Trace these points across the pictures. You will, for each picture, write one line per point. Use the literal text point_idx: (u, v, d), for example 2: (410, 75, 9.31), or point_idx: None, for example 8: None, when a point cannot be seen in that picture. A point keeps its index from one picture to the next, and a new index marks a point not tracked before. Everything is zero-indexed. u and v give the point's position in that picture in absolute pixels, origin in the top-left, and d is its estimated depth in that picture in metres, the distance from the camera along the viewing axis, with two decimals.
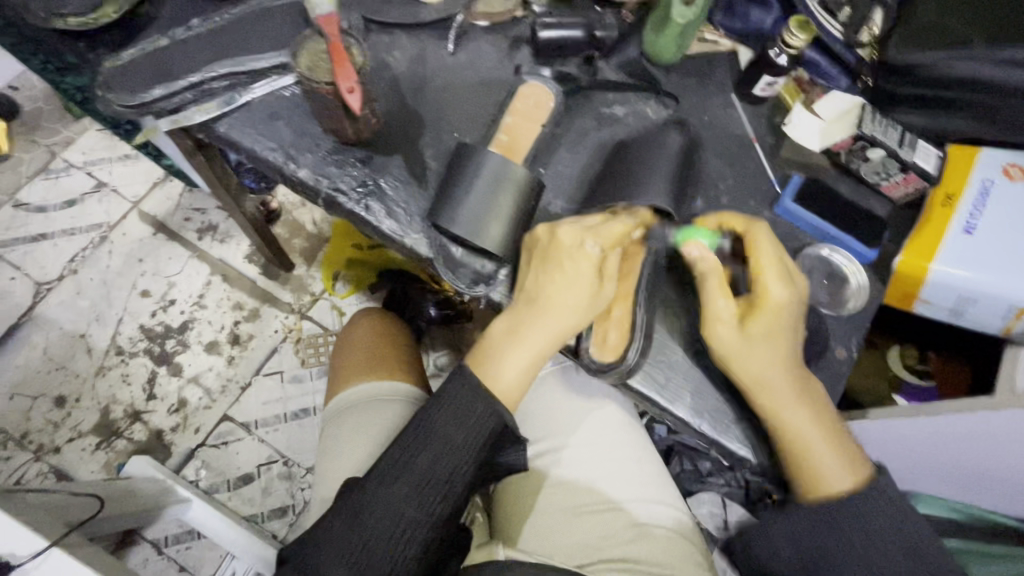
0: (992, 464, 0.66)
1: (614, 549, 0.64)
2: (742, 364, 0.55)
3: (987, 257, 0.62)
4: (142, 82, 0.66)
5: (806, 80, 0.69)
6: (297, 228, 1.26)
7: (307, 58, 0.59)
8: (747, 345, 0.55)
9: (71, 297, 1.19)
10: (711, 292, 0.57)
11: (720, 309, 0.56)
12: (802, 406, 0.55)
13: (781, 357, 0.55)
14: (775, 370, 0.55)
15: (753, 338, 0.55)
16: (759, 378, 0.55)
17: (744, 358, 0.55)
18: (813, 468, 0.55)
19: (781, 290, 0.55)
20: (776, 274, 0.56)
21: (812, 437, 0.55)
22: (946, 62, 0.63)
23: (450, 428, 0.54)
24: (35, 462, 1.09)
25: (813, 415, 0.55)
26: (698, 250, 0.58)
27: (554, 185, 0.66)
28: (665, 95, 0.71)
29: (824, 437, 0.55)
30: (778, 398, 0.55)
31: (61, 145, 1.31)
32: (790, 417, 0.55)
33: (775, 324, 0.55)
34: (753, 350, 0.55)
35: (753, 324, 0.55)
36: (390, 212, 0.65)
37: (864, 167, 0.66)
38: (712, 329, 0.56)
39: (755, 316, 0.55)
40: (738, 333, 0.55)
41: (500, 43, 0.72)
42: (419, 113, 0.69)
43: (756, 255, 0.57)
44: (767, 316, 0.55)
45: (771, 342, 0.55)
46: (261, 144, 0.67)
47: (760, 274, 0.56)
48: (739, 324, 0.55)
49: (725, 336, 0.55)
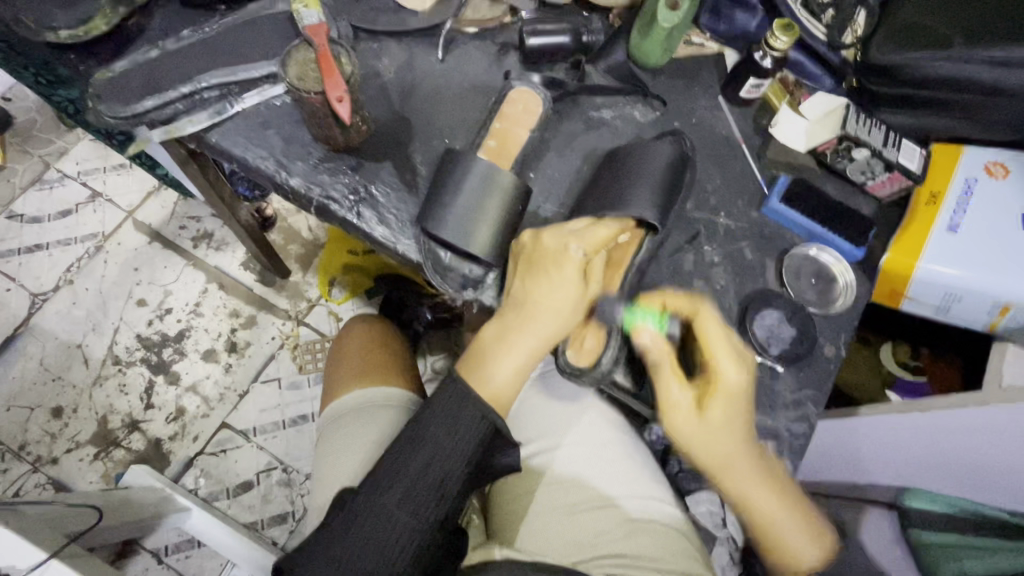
0: (986, 456, 0.66)
1: (609, 545, 0.64)
2: (705, 449, 0.56)
3: (972, 255, 0.63)
4: (134, 93, 0.67)
5: (791, 81, 0.71)
6: (293, 234, 1.27)
7: (296, 69, 0.60)
8: (705, 433, 0.55)
9: (67, 307, 1.19)
10: (665, 382, 0.56)
11: (677, 401, 0.56)
12: (762, 484, 0.56)
13: (735, 443, 0.55)
14: (732, 453, 0.56)
15: (710, 424, 0.55)
16: (719, 461, 0.56)
17: (702, 445, 0.56)
18: (775, 537, 0.58)
19: (732, 372, 0.55)
20: (727, 356, 0.55)
21: (774, 510, 0.57)
22: (928, 63, 0.63)
23: (442, 432, 0.55)
24: (34, 473, 1.09)
25: (773, 489, 0.57)
26: (648, 337, 0.58)
27: (544, 190, 0.67)
28: (653, 97, 0.72)
29: (785, 505, 0.57)
30: (735, 477, 0.56)
31: (55, 156, 1.31)
32: (751, 495, 0.56)
33: (732, 408, 0.55)
34: (710, 439, 0.55)
35: (711, 413, 0.55)
36: (382, 219, 0.66)
37: (850, 167, 0.67)
38: (670, 418, 0.56)
39: (712, 404, 0.55)
40: (698, 422, 0.55)
41: (488, 49, 0.73)
42: (410, 120, 0.69)
43: (707, 341, 0.56)
44: (722, 403, 0.55)
45: (728, 429, 0.55)
46: (253, 153, 0.68)
47: (713, 360, 0.55)
48: (698, 413, 0.55)
49: (684, 427, 0.56)
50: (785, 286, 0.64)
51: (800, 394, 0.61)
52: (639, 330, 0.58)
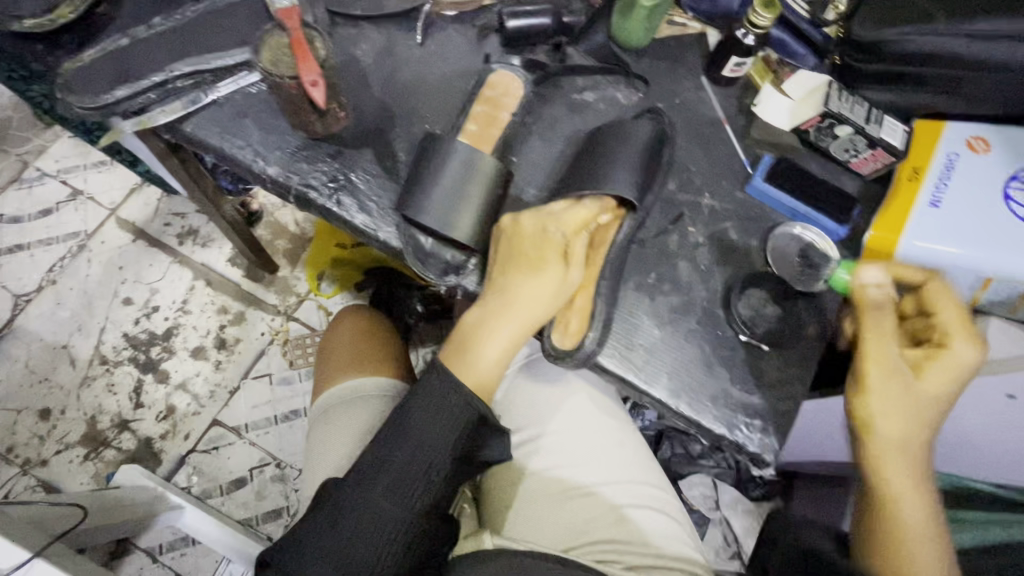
0: (985, 435, 0.65)
1: (600, 531, 0.64)
2: (892, 412, 0.53)
3: (957, 227, 0.60)
4: (104, 83, 0.65)
5: (774, 59, 0.70)
6: (280, 228, 1.25)
7: (268, 54, 0.58)
8: (909, 397, 0.53)
9: (51, 308, 1.17)
10: (888, 332, 0.54)
11: (891, 354, 0.54)
12: (920, 481, 0.54)
13: (924, 423, 0.54)
14: (914, 436, 0.53)
15: (918, 392, 0.53)
16: (902, 440, 0.53)
17: (900, 410, 0.53)
18: (908, 551, 0.52)
19: (969, 356, 0.54)
20: (966, 340, 0.55)
21: (921, 517, 0.53)
22: (910, 38, 0.63)
23: (425, 422, 0.54)
24: (24, 476, 1.07)
25: (925, 491, 0.54)
26: (868, 281, 0.57)
27: (527, 174, 0.67)
28: (636, 78, 0.71)
29: (931, 517, 0.53)
30: (895, 451, 0.54)
31: (33, 155, 1.29)
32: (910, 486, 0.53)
33: (944, 385, 0.54)
34: (909, 403, 0.53)
35: (928, 381, 0.54)
36: (363, 207, 0.65)
37: (833, 144, 0.67)
38: (887, 371, 0.53)
39: (929, 374, 0.54)
40: (909, 384, 0.54)
41: (468, 32, 0.72)
42: (390, 106, 0.68)
43: (946, 315, 0.56)
44: (938, 379, 0.54)
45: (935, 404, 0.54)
46: (230, 143, 0.66)
47: (948, 331, 0.55)
48: (911, 374, 0.54)
49: (884, 379, 0.53)
50: (771, 265, 0.64)
51: (786, 372, 0.61)
52: (862, 270, 0.58)
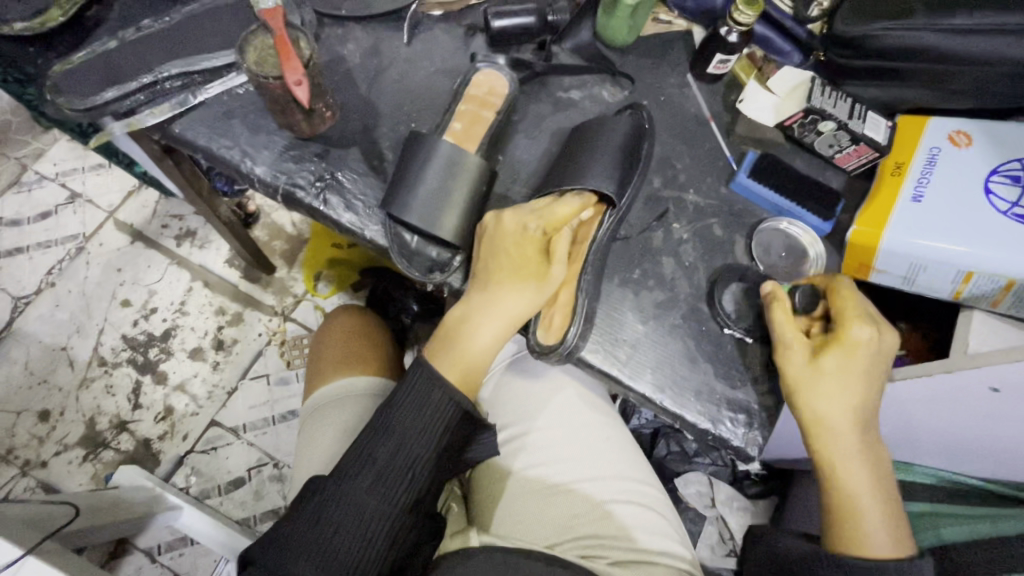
0: (973, 431, 0.64)
1: (585, 527, 0.64)
2: (806, 395, 0.54)
3: (939, 221, 0.60)
4: (94, 85, 0.65)
5: (759, 55, 0.71)
6: (276, 230, 1.26)
7: (253, 55, 0.59)
8: (818, 380, 0.54)
9: (51, 310, 1.18)
10: (780, 325, 0.57)
11: (789, 342, 0.56)
12: (860, 458, 0.54)
13: (845, 400, 0.53)
14: (839, 415, 0.54)
15: (825, 374, 0.54)
16: (822, 421, 0.54)
17: (809, 392, 0.54)
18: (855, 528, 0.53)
19: (862, 331, 0.54)
20: (856, 318, 0.55)
21: (864, 493, 0.53)
22: (891, 33, 0.63)
23: (409, 416, 0.55)
24: (23, 477, 1.08)
25: (867, 468, 0.54)
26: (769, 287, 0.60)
27: (513, 172, 0.67)
28: (621, 76, 0.72)
29: (876, 490, 0.54)
30: (820, 433, 0.54)
31: (32, 158, 1.30)
32: (844, 464, 0.54)
33: (851, 363, 0.54)
34: (818, 386, 0.54)
35: (829, 363, 0.54)
36: (349, 205, 0.65)
37: (817, 140, 0.67)
38: (781, 363, 0.56)
39: (835, 356, 0.54)
40: (812, 367, 0.55)
41: (455, 32, 0.72)
42: (376, 105, 0.69)
43: (838, 300, 0.57)
44: (844, 358, 0.54)
45: (843, 382, 0.54)
46: (217, 143, 0.67)
47: (842, 312, 0.56)
48: (813, 358, 0.55)
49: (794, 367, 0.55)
50: (755, 261, 0.64)
51: (769, 367, 0.61)
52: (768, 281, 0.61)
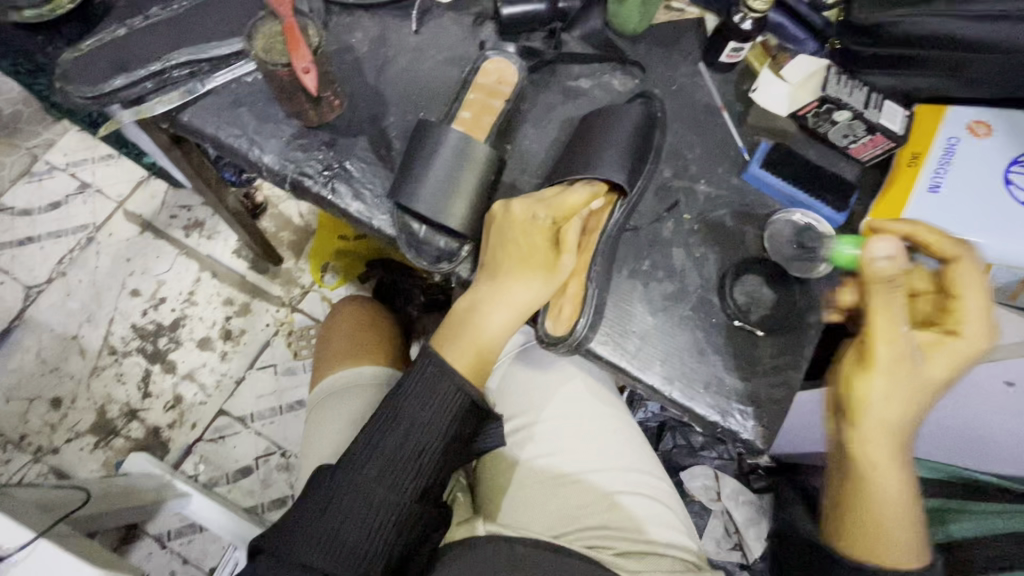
0: (984, 425, 0.64)
1: (592, 517, 0.65)
2: (892, 394, 0.49)
3: (956, 213, 0.59)
4: (102, 72, 0.65)
5: (773, 44, 0.69)
6: (284, 220, 1.26)
7: (262, 41, 0.58)
8: (912, 382, 0.49)
9: (62, 299, 1.19)
10: (892, 309, 0.48)
11: (901, 333, 0.48)
12: (902, 468, 0.52)
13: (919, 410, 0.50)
14: (905, 417, 0.50)
15: (924, 375, 0.50)
16: (888, 423, 0.50)
17: (894, 391, 0.49)
18: (878, 527, 0.52)
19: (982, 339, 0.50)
20: (981, 322, 0.50)
21: (896, 503, 0.52)
22: (907, 20, 0.62)
23: (418, 406, 0.55)
24: (36, 463, 1.10)
25: (906, 479, 0.52)
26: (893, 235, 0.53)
27: (521, 161, 0.67)
28: (632, 64, 0.71)
29: (908, 503, 0.52)
30: (882, 435, 0.50)
31: (43, 148, 1.30)
32: (893, 471, 0.51)
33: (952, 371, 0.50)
34: (907, 388, 0.49)
35: (934, 365, 0.50)
36: (357, 194, 0.65)
37: (832, 130, 0.66)
38: (881, 352, 0.48)
39: (940, 357, 0.50)
40: (915, 364, 0.50)
41: (463, 20, 0.72)
42: (384, 93, 0.68)
43: (962, 292, 0.50)
44: (951, 363, 0.50)
45: (929, 389, 0.50)
46: (225, 131, 0.67)
47: (968, 309, 0.50)
48: (921, 355, 0.50)
49: (892, 359, 0.48)
50: (768, 251, 0.64)
51: (779, 359, 0.61)
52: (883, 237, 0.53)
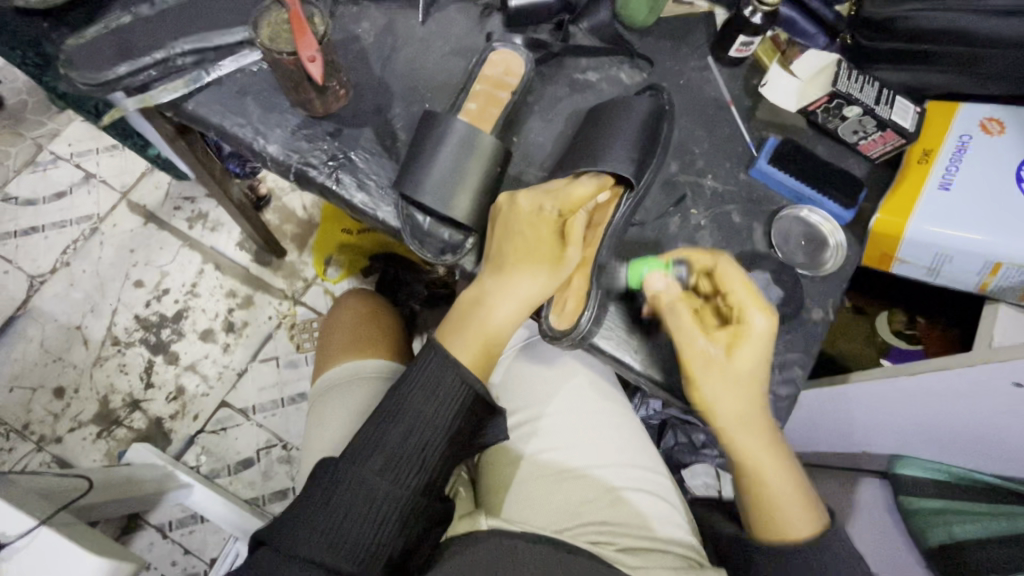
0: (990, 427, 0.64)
1: (594, 513, 0.64)
2: (717, 393, 0.54)
3: (967, 211, 0.59)
4: (107, 60, 0.65)
5: (782, 39, 0.68)
6: (288, 213, 1.26)
7: (268, 30, 0.58)
8: (728, 377, 0.53)
9: (65, 289, 1.19)
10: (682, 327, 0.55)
11: (699, 344, 0.54)
12: (769, 447, 0.55)
13: (752, 398, 0.54)
14: (751, 409, 0.54)
15: (732, 368, 0.53)
16: (728, 419, 0.54)
17: (719, 391, 0.54)
18: (774, 512, 0.55)
19: (760, 319, 0.53)
20: (756, 305, 0.53)
21: (776, 480, 0.55)
22: (920, 13, 0.61)
23: (422, 399, 0.54)
24: (38, 452, 1.10)
25: (777, 456, 0.55)
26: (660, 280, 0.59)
27: (527, 154, 0.66)
28: (640, 58, 0.70)
29: (789, 476, 0.55)
30: (736, 431, 0.54)
31: (47, 138, 1.30)
32: (757, 458, 0.54)
33: (754, 354, 0.53)
34: (725, 384, 0.53)
35: (737, 358, 0.53)
36: (362, 185, 0.65)
37: (842, 126, 0.64)
38: (694, 365, 0.54)
39: (739, 349, 0.53)
40: (724, 363, 0.54)
41: (471, 11, 0.71)
42: (389, 84, 0.68)
43: (729, 288, 0.54)
44: (752, 352, 0.53)
45: (748, 375, 0.53)
46: (230, 121, 0.66)
47: (738, 301, 0.54)
48: (724, 354, 0.54)
49: (704, 366, 0.54)
50: (774, 249, 0.63)
51: (785, 356, 0.60)
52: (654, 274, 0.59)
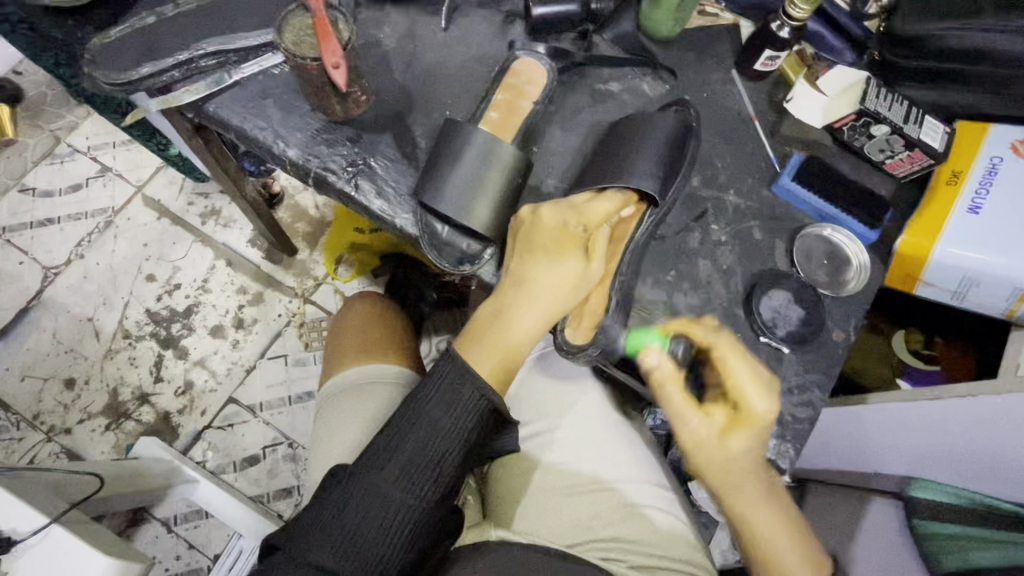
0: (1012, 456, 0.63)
1: (605, 528, 0.63)
2: (715, 474, 0.54)
3: (998, 237, 0.59)
4: (129, 59, 0.65)
5: (809, 54, 0.67)
6: (300, 212, 1.26)
7: (291, 34, 0.58)
8: (725, 459, 0.53)
9: (79, 282, 1.20)
10: (678, 405, 0.55)
11: (696, 423, 0.54)
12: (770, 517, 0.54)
13: (751, 475, 0.54)
14: (748, 484, 0.54)
15: (729, 450, 0.53)
16: (725, 495, 0.54)
17: (716, 472, 0.54)
18: (774, 568, 0.54)
19: (759, 402, 0.53)
20: (755, 388, 0.53)
21: (780, 546, 0.54)
22: (956, 34, 0.60)
23: (440, 411, 0.54)
24: (48, 442, 1.10)
25: (779, 521, 0.54)
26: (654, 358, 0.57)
27: (546, 164, 0.65)
28: (663, 69, 0.69)
29: (793, 539, 0.54)
30: (737, 507, 0.54)
31: (65, 130, 1.31)
32: (758, 529, 0.54)
33: (753, 436, 0.53)
34: (721, 465, 0.53)
35: (733, 441, 0.53)
36: (380, 192, 0.64)
37: (867, 144, 0.63)
38: (690, 444, 0.55)
39: (734, 430, 0.53)
40: (721, 445, 0.54)
41: (493, 18, 0.71)
42: (410, 91, 0.67)
43: (728, 371, 0.54)
44: (748, 435, 0.53)
45: (747, 455, 0.53)
46: (250, 122, 0.66)
47: (735, 386, 0.54)
48: (720, 435, 0.54)
49: (702, 450, 0.54)
50: (796, 267, 0.62)
51: (805, 377, 0.59)
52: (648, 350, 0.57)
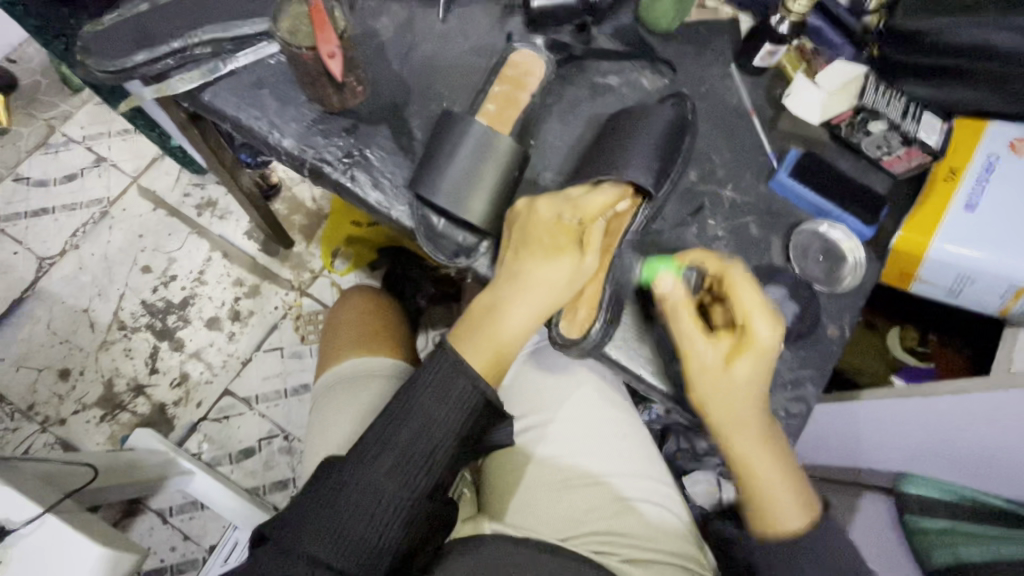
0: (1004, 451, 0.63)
1: (598, 522, 0.64)
2: (716, 399, 0.54)
3: (993, 234, 0.59)
4: (123, 47, 0.64)
5: (808, 49, 0.67)
6: (297, 204, 1.25)
7: (287, 23, 0.57)
8: (727, 385, 0.53)
9: (73, 273, 1.19)
10: (685, 330, 0.55)
11: (701, 347, 0.54)
12: (765, 450, 0.54)
13: (752, 403, 0.54)
14: (748, 414, 0.54)
15: (731, 375, 0.53)
16: (725, 422, 0.54)
17: (717, 397, 0.54)
18: (765, 506, 0.55)
19: (766, 330, 0.53)
20: (763, 316, 0.53)
21: (774, 482, 0.54)
22: (955, 30, 0.61)
23: (433, 403, 0.54)
24: (43, 433, 1.10)
25: (775, 457, 0.55)
26: (667, 285, 0.57)
27: (544, 157, 0.65)
28: (662, 63, 0.69)
29: (786, 477, 0.55)
30: (734, 436, 0.54)
31: (60, 120, 1.30)
32: (753, 461, 0.54)
33: (757, 365, 0.53)
34: (723, 389, 0.54)
35: (736, 368, 0.53)
36: (376, 183, 0.64)
37: (865, 141, 0.64)
38: (694, 369, 0.55)
39: (739, 357, 0.53)
40: (723, 371, 0.54)
41: (492, 9, 0.70)
42: (407, 82, 0.67)
43: (738, 297, 0.54)
44: (752, 360, 0.53)
45: (749, 382, 0.53)
46: (245, 112, 0.66)
47: (744, 313, 0.53)
48: (724, 362, 0.54)
49: (705, 374, 0.54)
50: (791, 263, 0.62)
51: (799, 372, 0.59)
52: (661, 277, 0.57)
